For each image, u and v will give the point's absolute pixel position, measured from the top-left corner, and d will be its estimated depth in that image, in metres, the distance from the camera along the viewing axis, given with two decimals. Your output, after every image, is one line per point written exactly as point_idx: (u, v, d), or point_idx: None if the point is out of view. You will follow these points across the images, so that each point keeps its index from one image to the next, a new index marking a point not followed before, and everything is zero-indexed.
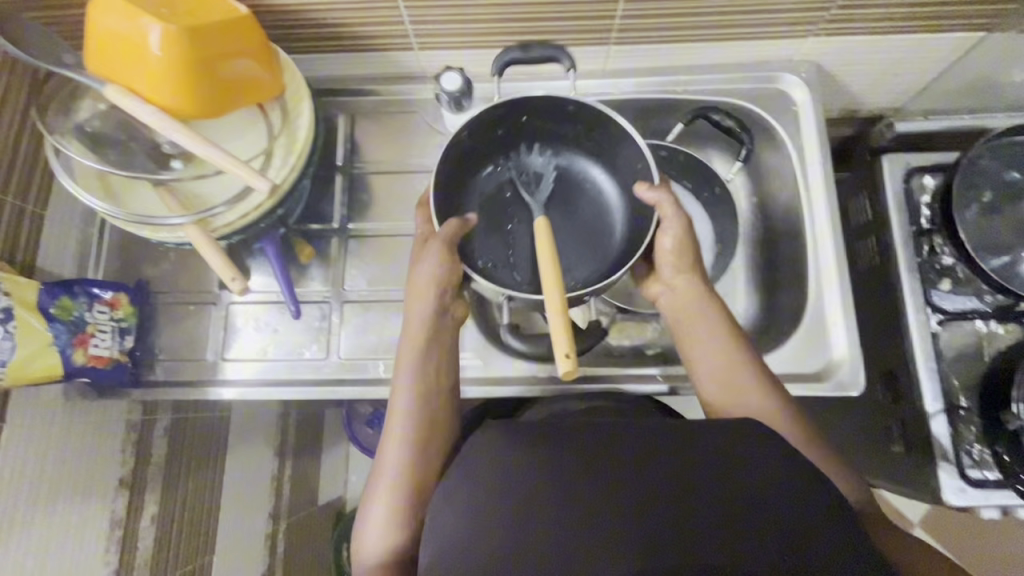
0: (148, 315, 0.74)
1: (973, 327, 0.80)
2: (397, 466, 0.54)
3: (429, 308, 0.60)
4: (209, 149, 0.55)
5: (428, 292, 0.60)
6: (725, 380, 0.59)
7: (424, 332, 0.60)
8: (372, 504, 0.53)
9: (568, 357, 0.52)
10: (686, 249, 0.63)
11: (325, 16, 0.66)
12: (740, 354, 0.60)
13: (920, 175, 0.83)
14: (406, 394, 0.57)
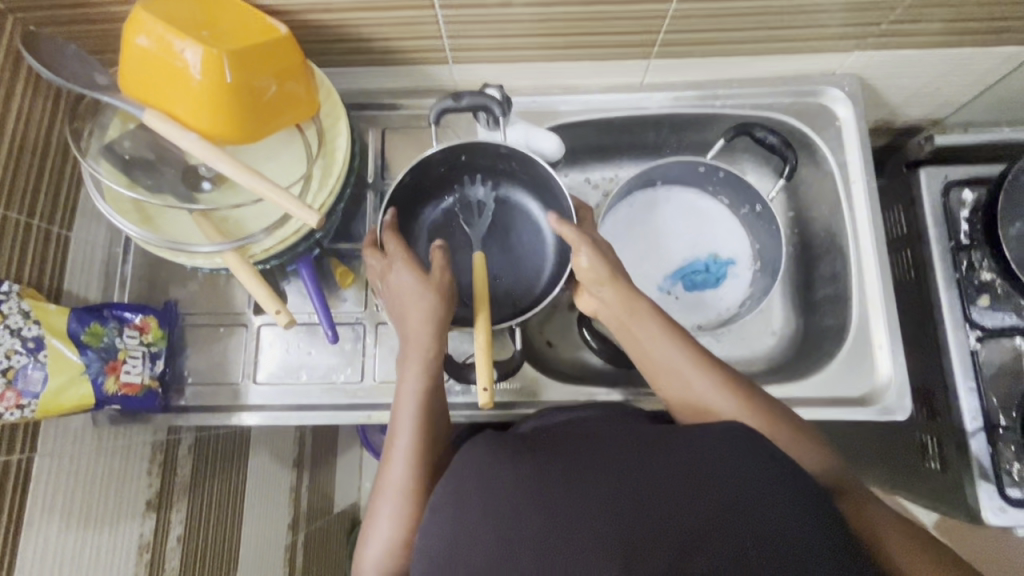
0: (176, 338, 0.72)
1: (1012, 344, 0.78)
2: (392, 487, 0.53)
3: (416, 325, 0.58)
4: (255, 179, 0.52)
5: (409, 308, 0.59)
6: (675, 388, 0.56)
7: (423, 340, 0.58)
8: (375, 522, 0.52)
9: (486, 391, 0.56)
10: (603, 262, 0.60)
11: (361, 31, 0.64)
12: (683, 357, 0.56)
13: (960, 188, 0.82)
14: (404, 412, 0.56)
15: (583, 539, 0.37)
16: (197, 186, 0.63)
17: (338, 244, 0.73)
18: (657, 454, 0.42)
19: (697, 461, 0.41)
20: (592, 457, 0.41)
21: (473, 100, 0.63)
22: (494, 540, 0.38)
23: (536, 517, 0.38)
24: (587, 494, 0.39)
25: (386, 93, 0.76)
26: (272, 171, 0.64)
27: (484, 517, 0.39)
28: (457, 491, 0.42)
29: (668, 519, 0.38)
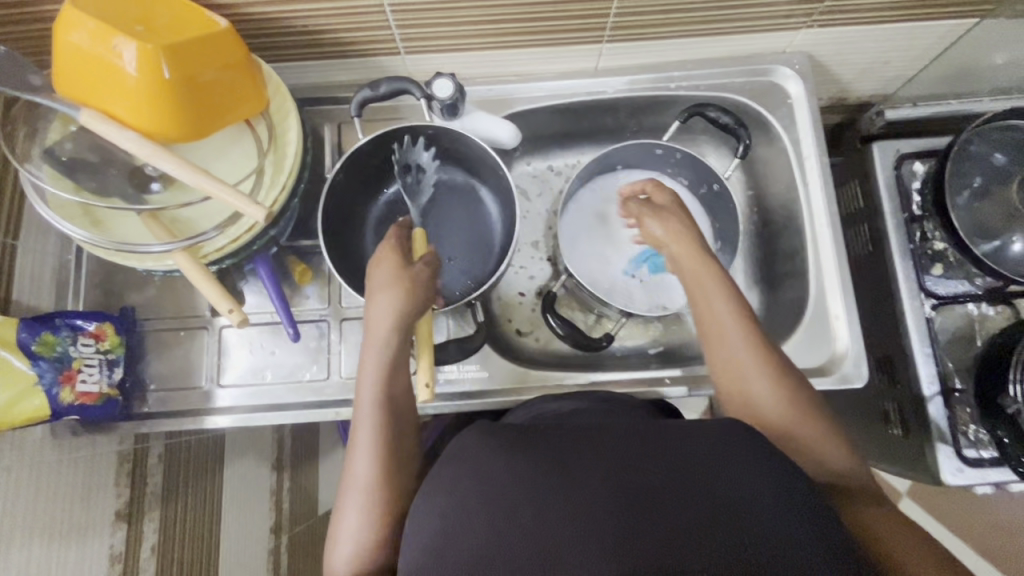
0: (136, 344, 0.70)
1: (964, 310, 0.81)
2: (361, 475, 0.53)
3: (384, 315, 0.57)
4: (201, 178, 0.52)
5: (385, 298, 0.57)
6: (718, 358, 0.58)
7: (385, 335, 0.57)
8: (344, 512, 0.53)
9: (426, 387, 0.57)
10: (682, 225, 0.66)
11: (307, 22, 0.63)
12: (744, 325, 0.58)
13: (911, 161, 0.84)
14: (365, 402, 0.56)
15: (568, 530, 0.39)
16: (145, 187, 0.61)
17: (298, 241, 0.72)
18: (646, 453, 0.44)
19: (688, 466, 0.43)
20: (587, 451, 0.44)
21: (391, 85, 0.63)
22: (481, 530, 0.40)
23: (526, 504, 0.41)
24: (576, 489, 0.41)
25: (340, 87, 0.75)
26: (222, 169, 0.62)
27: (473, 506, 0.41)
28: (451, 480, 0.44)
29: (656, 520, 0.40)
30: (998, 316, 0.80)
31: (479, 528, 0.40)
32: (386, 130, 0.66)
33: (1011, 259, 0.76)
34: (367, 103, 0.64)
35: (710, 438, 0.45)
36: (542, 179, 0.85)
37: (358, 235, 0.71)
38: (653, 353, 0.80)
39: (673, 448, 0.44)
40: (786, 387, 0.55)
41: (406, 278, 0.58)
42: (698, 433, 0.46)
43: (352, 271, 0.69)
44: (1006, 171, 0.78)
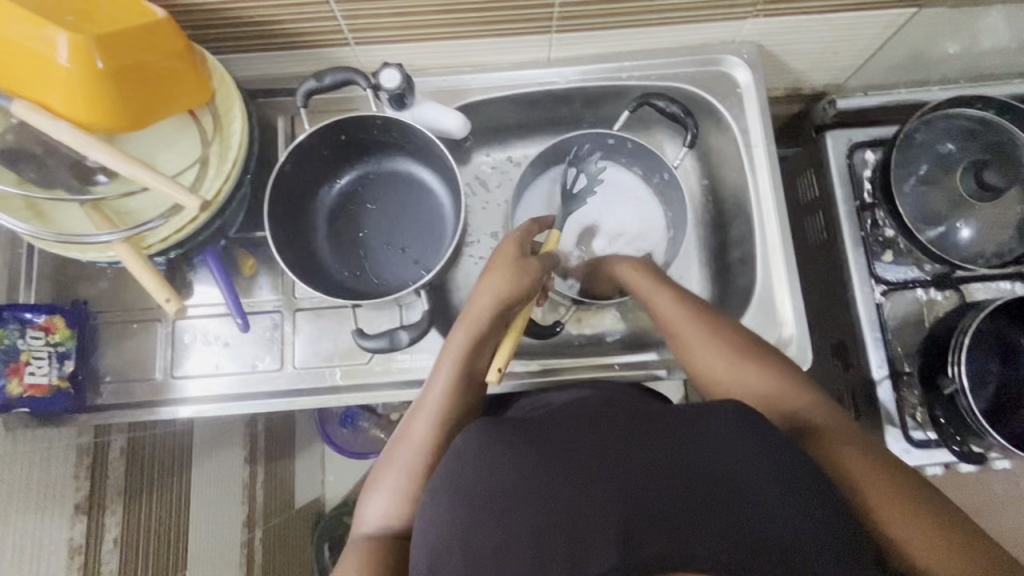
0: (89, 337, 0.70)
1: (914, 296, 0.82)
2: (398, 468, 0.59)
3: (492, 305, 0.62)
4: (135, 168, 0.52)
5: (492, 291, 0.62)
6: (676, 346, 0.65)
7: (481, 320, 0.62)
8: (377, 501, 0.58)
9: (498, 371, 0.61)
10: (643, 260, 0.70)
11: (250, 14, 0.63)
12: (705, 330, 0.63)
13: (863, 150, 0.85)
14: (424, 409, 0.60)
15: (576, 525, 0.43)
16: (90, 179, 0.62)
17: (250, 233, 0.72)
18: (652, 441, 0.46)
19: (693, 455, 0.45)
20: (594, 443, 0.46)
21: (334, 76, 0.64)
22: (491, 530, 0.43)
23: (534, 500, 0.44)
24: (584, 482, 0.44)
25: (292, 79, 0.75)
26: (167, 160, 0.63)
27: (482, 508, 0.44)
28: (458, 480, 0.46)
29: (662, 510, 0.43)
30: (945, 301, 0.81)
31: (490, 528, 0.43)
32: (334, 118, 0.67)
33: (961, 244, 0.77)
34: (313, 94, 0.65)
35: (715, 428, 0.47)
36: (502, 170, 0.85)
37: (310, 225, 0.72)
38: (609, 341, 0.81)
39: (678, 439, 0.46)
40: (742, 363, 0.61)
41: (516, 268, 0.64)
42: (703, 421, 0.48)
43: (303, 259, 0.70)
44: (953, 159, 0.79)
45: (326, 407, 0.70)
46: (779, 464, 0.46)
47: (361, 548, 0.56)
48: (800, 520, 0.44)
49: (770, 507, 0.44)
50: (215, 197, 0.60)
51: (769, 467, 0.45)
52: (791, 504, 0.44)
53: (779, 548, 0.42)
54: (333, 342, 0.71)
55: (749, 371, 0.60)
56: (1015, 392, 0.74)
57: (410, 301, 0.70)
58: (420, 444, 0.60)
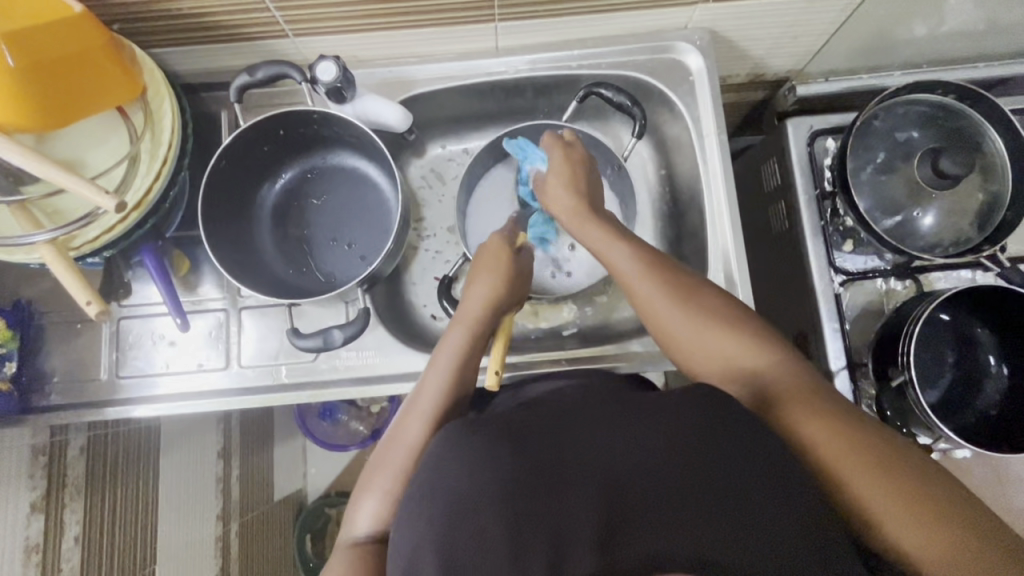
0: (32, 338, 0.70)
1: (874, 286, 0.80)
2: (389, 468, 0.57)
3: (484, 301, 0.64)
4: (47, 168, 0.51)
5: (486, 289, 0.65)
6: (652, 327, 0.62)
7: (477, 322, 0.64)
8: (364, 501, 0.57)
9: (496, 373, 0.64)
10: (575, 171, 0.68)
11: (178, 7, 0.61)
12: (656, 293, 0.60)
13: (823, 137, 0.83)
14: (417, 406, 0.60)
15: (560, 530, 0.41)
16: (14, 178, 0.60)
17: (193, 231, 0.71)
18: (628, 436, 0.45)
19: (675, 447, 0.44)
20: (569, 443, 0.45)
21: (268, 71, 0.64)
22: (469, 539, 0.41)
23: (514, 508, 0.41)
24: (558, 479, 0.43)
25: (234, 72, 0.74)
26: (95, 155, 0.61)
27: (458, 515, 0.42)
28: (431, 493, 0.44)
29: (643, 507, 0.42)
30: (905, 292, 0.80)
31: (471, 541, 0.41)
32: (270, 115, 0.66)
33: (922, 232, 0.76)
34: (247, 89, 0.65)
35: (693, 416, 0.46)
36: (459, 161, 0.84)
37: (255, 222, 0.71)
38: (567, 335, 0.80)
39: (659, 430, 0.45)
40: (730, 334, 0.57)
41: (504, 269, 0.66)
42: (678, 411, 0.47)
43: (243, 258, 0.69)
44: (911, 146, 0.78)
45: (273, 406, 0.70)
46: (766, 454, 0.45)
47: (345, 556, 0.54)
48: (786, 511, 0.42)
49: (759, 496, 0.43)
50: (144, 196, 0.58)
51: (744, 452, 0.44)
52: (777, 489, 0.43)
53: (765, 537, 0.41)
54: (279, 340, 0.71)
55: (700, 337, 0.58)
56: (970, 383, 0.74)
57: (355, 297, 0.69)
58: (403, 448, 0.58)
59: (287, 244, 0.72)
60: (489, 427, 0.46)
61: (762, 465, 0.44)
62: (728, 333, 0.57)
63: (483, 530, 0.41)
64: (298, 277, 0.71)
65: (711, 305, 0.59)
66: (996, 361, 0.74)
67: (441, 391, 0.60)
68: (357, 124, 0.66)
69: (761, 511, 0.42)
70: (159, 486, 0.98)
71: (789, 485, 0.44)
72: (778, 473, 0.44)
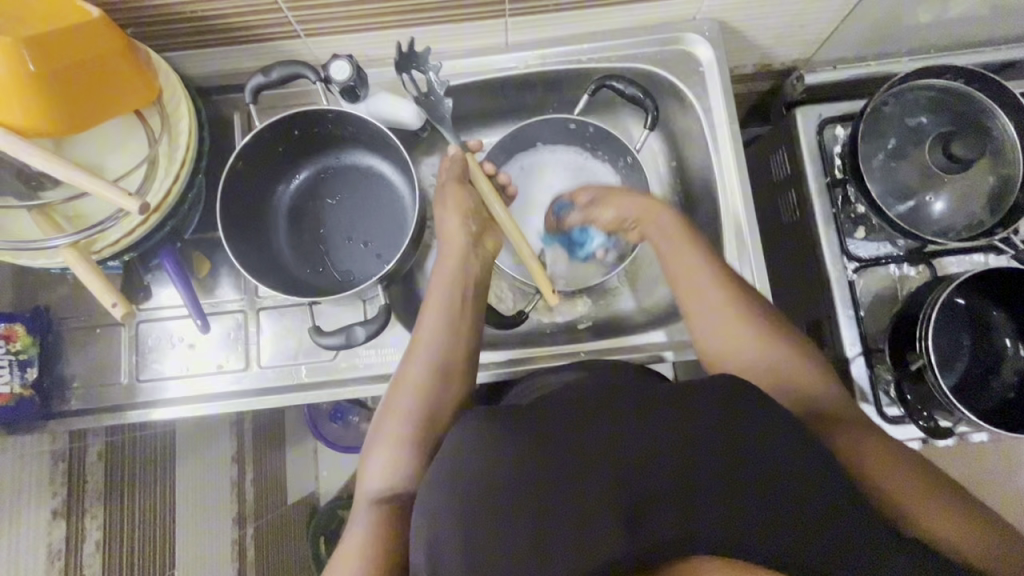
0: (52, 344, 0.70)
1: (887, 272, 0.81)
2: (397, 422, 0.58)
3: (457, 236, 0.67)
4: (73, 172, 0.52)
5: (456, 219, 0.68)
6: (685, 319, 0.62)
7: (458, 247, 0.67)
8: (374, 455, 0.58)
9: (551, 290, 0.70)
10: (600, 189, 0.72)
11: (191, 10, 0.62)
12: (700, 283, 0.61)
13: (832, 125, 0.84)
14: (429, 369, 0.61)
15: (579, 508, 0.42)
16: (33, 185, 0.60)
17: (210, 233, 0.72)
18: (650, 422, 0.45)
19: (699, 436, 0.44)
20: (591, 424, 0.46)
21: (282, 71, 0.64)
22: (492, 495, 0.43)
23: (536, 484, 0.43)
24: (588, 445, 0.44)
25: (246, 75, 0.74)
26: (112, 159, 0.62)
27: (480, 496, 0.43)
28: (448, 468, 0.46)
29: (674, 475, 0.43)
30: (918, 277, 0.80)
31: (490, 516, 0.42)
32: (285, 115, 0.66)
33: (934, 217, 0.76)
34: (261, 90, 0.65)
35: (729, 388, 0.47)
36: None
37: (270, 223, 0.72)
38: (583, 328, 0.81)
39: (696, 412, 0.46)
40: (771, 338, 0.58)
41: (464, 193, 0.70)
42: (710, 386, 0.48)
43: (261, 258, 0.69)
44: (921, 132, 0.79)
45: (294, 405, 0.70)
46: (794, 446, 0.44)
47: (367, 515, 0.54)
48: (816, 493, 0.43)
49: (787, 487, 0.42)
50: (165, 199, 0.59)
51: (780, 425, 0.45)
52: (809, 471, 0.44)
53: (797, 522, 0.41)
54: (298, 339, 0.71)
55: (744, 339, 0.58)
56: (986, 366, 0.74)
57: (373, 295, 0.69)
58: (411, 388, 0.60)
59: (303, 244, 0.72)
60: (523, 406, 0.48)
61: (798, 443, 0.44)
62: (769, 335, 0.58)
63: (508, 483, 0.43)
64: (315, 276, 0.71)
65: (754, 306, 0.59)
66: (1012, 343, 0.74)
67: (437, 327, 0.63)
68: (372, 123, 0.66)
69: (798, 487, 0.43)
70: (177, 490, 0.97)
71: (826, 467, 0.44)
72: (806, 467, 0.44)
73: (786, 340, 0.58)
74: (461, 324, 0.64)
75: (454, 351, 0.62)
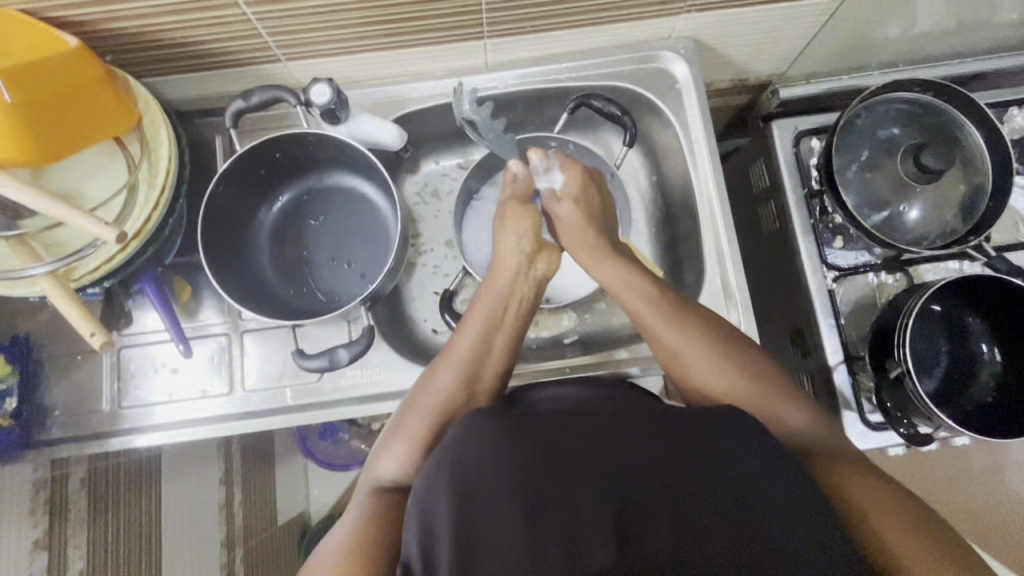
0: (32, 373, 0.69)
1: (865, 280, 0.82)
2: (410, 425, 0.59)
3: (511, 260, 0.70)
4: (47, 200, 0.52)
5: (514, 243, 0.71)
6: (662, 357, 0.62)
7: (510, 265, 0.69)
8: (386, 452, 0.58)
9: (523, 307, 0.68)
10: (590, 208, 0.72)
11: (171, 37, 0.62)
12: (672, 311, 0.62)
13: (808, 138, 0.85)
14: (448, 378, 0.61)
15: (577, 523, 0.44)
16: (13, 213, 0.60)
17: (192, 257, 0.71)
18: (667, 444, 0.48)
19: (712, 463, 0.46)
20: (615, 444, 0.48)
21: (262, 96, 0.64)
22: (498, 497, 0.45)
23: (545, 484, 0.45)
24: (594, 465, 0.47)
25: (228, 98, 0.74)
26: (93, 186, 0.61)
27: (486, 489, 0.45)
28: (461, 458, 0.48)
29: (672, 504, 0.44)
30: (895, 284, 0.82)
31: (491, 513, 0.44)
32: (265, 138, 0.67)
33: (909, 226, 0.78)
34: (242, 114, 0.65)
35: (739, 424, 0.50)
36: (452, 176, 0.85)
37: (253, 245, 0.72)
38: (569, 343, 0.81)
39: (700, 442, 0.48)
40: (726, 362, 0.59)
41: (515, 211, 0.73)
42: (721, 421, 0.50)
43: (244, 281, 0.69)
44: (893, 143, 0.80)
45: (279, 428, 0.70)
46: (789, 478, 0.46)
47: (363, 502, 0.55)
48: (812, 528, 0.43)
49: (781, 521, 0.44)
50: (143, 224, 0.59)
51: (776, 459, 0.47)
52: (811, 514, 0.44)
53: (790, 558, 0.42)
54: (283, 362, 0.71)
55: (699, 361, 0.60)
56: (964, 371, 0.75)
57: (357, 316, 0.69)
58: (436, 395, 0.60)
59: (287, 266, 0.72)
60: (538, 421, 0.51)
61: (791, 473, 0.47)
62: (724, 362, 0.59)
63: (512, 484, 0.46)
64: (299, 298, 0.71)
65: (716, 334, 0.61)
66: (988, 348, 0.76)
67: (473, 344, 0.63)
68: (353, 144, 0.67)
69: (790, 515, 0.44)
70: (162, 514, 0.96)
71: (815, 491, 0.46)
72: (802, 498, 0.45)
73: (774, 397, 0.58)
74: (494, 349, 0.63)
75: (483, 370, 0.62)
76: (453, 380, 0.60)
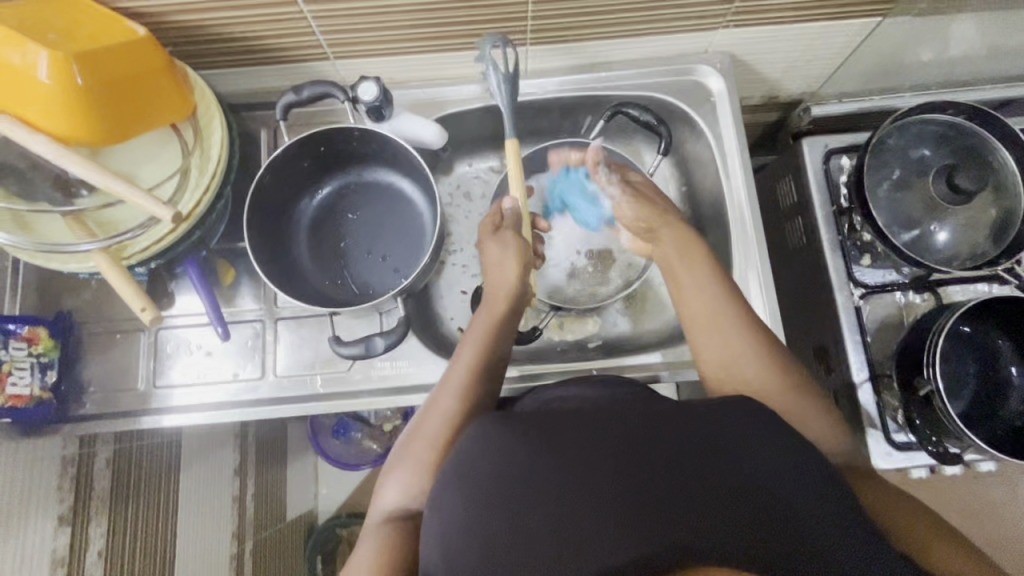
0: (72, 349, 0.71)
1: (893, 299, 0.82)
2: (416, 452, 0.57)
3: (508, 285, 0.65)
4: (110, 180, 0.54)
5: (509, 260, 0.66)
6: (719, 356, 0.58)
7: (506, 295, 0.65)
8: (392, 478, 0.58)
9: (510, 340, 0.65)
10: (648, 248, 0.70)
11: (230, 31, 0.64)
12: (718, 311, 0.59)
13: (838, 156, 0.86)
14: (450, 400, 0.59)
15: (601, 532, 0.41)
16: (72, 191, 0.62)
17: (232, 245, 0.73)
18: (671, 443, 0.46)
19: (717, 461, 0.45)
20: (612, 438, 0.46)
21: (312, 90, 0.67)
22: (509, 518, 0.43)
23: (556, 495, 0.43)
24: (597, 467, 0.44)
25: (275, 93, 0.77)
26: (149, 170, 0.65)
27: (494, 498, 0.44)
28: (463, 468, 0.46)
29: (690, 503, 0.42)
30: (923, 304, 0.82)
31: (505, 529, 0.43)
32: (311, 132, 0.69)
33: (938, 247, 0.78)
34: (291, 108, 0.68)
35: (737, 424, 0.48)
36: (483, 180, 0.87)
37: (292, 234, 0.74)
38: (593, 347, 0.82)
39: (700, 438, 0.46)
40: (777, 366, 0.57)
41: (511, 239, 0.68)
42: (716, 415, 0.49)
43: (283, 269, 0.71)
44: (925, 164, 0.81)
45: (306, 415, 0.71)
46: (796, 466, 0.45)
47: (381, 532, 0.54)
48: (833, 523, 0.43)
49: (802, 507, 0.43)
50: (194, 210, 0.61)
51: (783, 455, 0.46)
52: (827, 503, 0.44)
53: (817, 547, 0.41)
54: (314, 350, 0.72)
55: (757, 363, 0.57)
56: (992, 394, 0.75)
57: (390, 308, 0.71)
58: (441, 418, 0.58)
59: (323, 257, 0.74)
60: (528, 422, 0.48)
61: (806, 473, 0.45)
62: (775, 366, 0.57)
63: (517, 501, 0.43)
64: (333, 288, 0.73)
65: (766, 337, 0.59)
66: (1018, 372, 0.75)
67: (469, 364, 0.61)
68: (396, 140, 0.69)
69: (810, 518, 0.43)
70: (179, 499, 0.97)
71: (831, 484, 0.45)
72: (818, 487, 0.45)
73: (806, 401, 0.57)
74: (481, 358, 0.61)
75: (484, 388, 0.60)
76: (454, 400, 0.59)
